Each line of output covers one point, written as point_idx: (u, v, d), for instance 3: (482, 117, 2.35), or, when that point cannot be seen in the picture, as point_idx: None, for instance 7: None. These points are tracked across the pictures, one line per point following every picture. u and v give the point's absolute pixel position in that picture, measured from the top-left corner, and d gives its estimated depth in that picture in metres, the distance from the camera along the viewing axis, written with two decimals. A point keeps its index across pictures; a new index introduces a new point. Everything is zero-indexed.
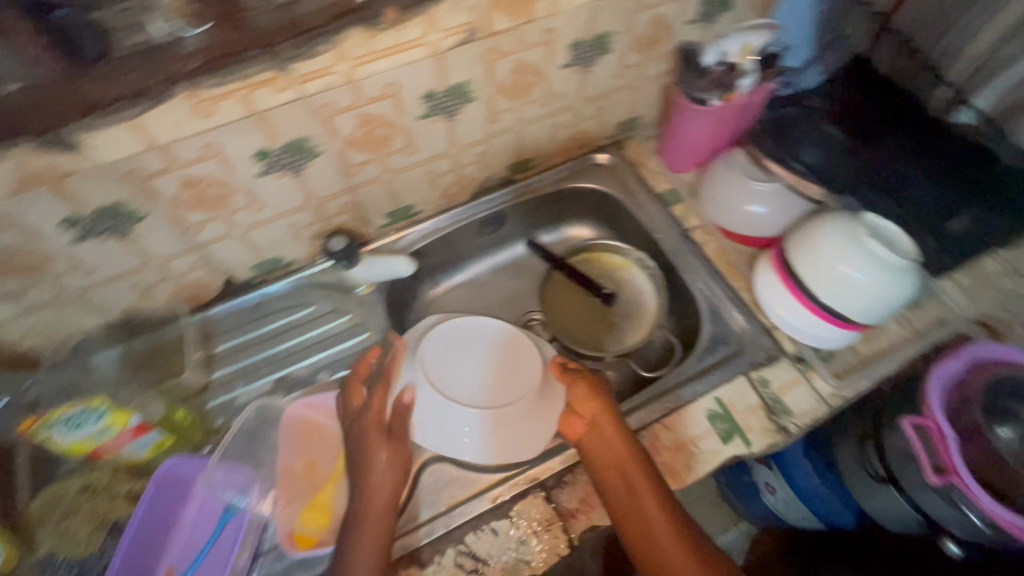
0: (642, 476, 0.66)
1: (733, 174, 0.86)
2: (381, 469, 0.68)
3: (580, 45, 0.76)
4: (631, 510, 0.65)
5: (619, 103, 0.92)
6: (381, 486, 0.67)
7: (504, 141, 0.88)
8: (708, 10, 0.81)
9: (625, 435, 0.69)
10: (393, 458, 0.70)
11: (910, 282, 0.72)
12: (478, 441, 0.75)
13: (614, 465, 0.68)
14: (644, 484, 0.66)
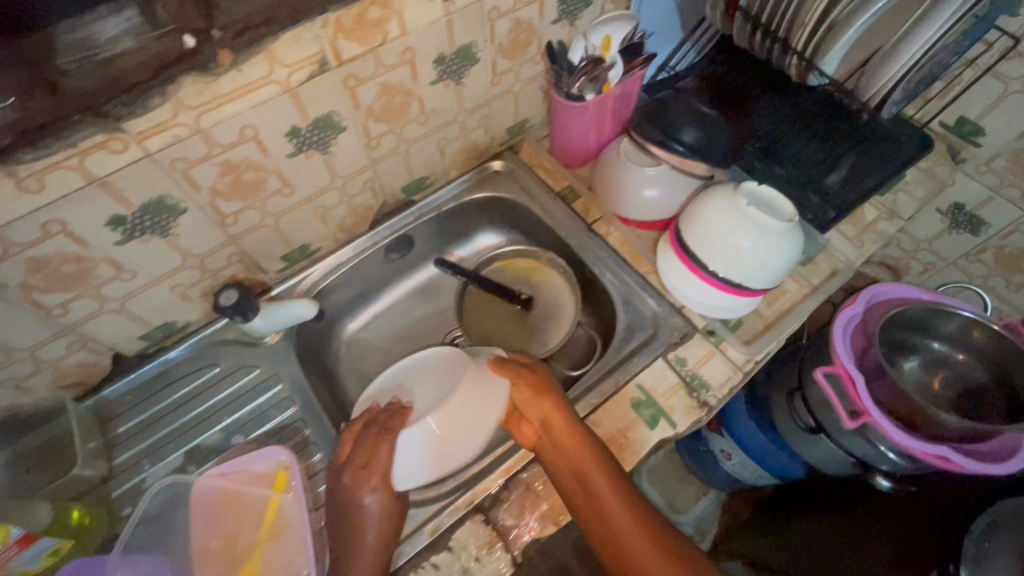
0: (600, 472, 0.66)
1: (622, 163, 0.88)
2: (376, 541, 0.64)
3: (444, 59, 0.76)
4: (592, 511, 0.65)
5: (502, 110, 0.92)
6: (367, 558, 0.63)
7: (391, 164, 0.86)
8: (567, 8, 0.82)
9: (578, 433, 0.69)
10: (384, 525, 0.65)
11: (795, 242, 0.75)
12: (420, 444, 0.69)
13: (574, 469, 0.67)
14: (603, 481, 0.66)
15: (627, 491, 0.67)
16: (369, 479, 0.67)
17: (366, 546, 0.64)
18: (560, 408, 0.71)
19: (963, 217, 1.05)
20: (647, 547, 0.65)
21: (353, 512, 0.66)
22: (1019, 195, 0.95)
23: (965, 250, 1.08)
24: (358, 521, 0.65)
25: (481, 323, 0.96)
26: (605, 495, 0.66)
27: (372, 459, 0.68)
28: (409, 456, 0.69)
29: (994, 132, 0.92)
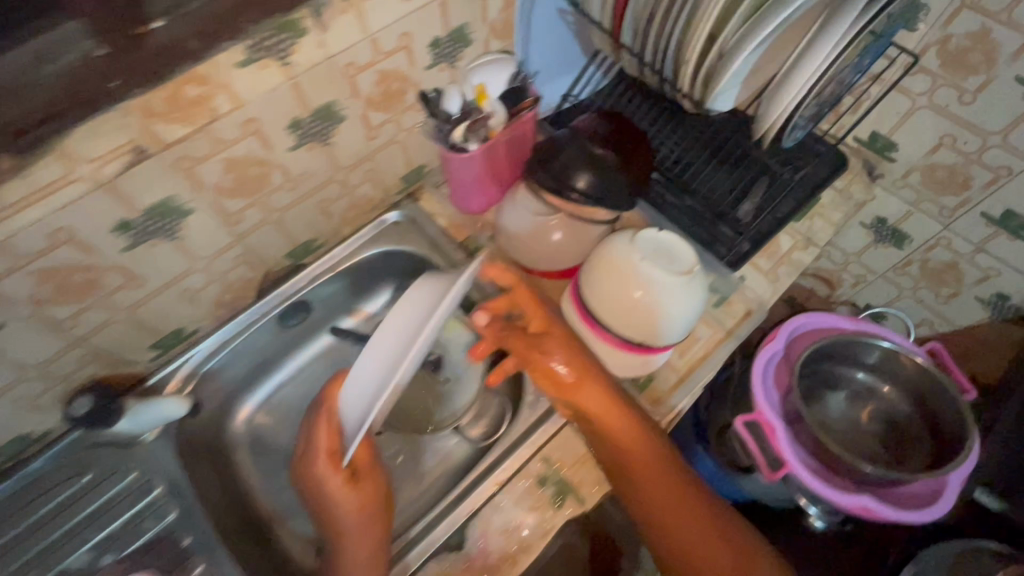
0: (642, 451, 0.67)
1: (520, 213, 0.84)
2: (356, 525, 0.65)
3: (301, 123, 0.68)
4: (630, 473, 0.67)
5: (390, 160, 0.86)
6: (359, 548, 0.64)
7: (266, 234, 0.78)
8: (439, 53, 0.76)
9: (621, 413, 0.67)
10: (359, 506, 0.65)
11: (696, 292, 0.71)
12: (357, 376, 0.61)
13: (607, 435, 0.68)
14: (647, 457, 0.67)
15: (667, 468, 0.68)
16: (318, 463, 0.63)
17: (351, 533, 0.65)
18: (599, 383, 0.69)
19: (886, 230, 1.01)
20: (687, 525, 0.67)
21: (325, 502, 0.65)
22: (937, 209, 0.91)
23: (892, 263, 1.05)
24: (332, 513, 0.65)
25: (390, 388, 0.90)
26: (648, 472, 0.67)
27: (320, 452, 0.63)
28: (350, 399, 0.61)
29: (907, 148, 0.89)
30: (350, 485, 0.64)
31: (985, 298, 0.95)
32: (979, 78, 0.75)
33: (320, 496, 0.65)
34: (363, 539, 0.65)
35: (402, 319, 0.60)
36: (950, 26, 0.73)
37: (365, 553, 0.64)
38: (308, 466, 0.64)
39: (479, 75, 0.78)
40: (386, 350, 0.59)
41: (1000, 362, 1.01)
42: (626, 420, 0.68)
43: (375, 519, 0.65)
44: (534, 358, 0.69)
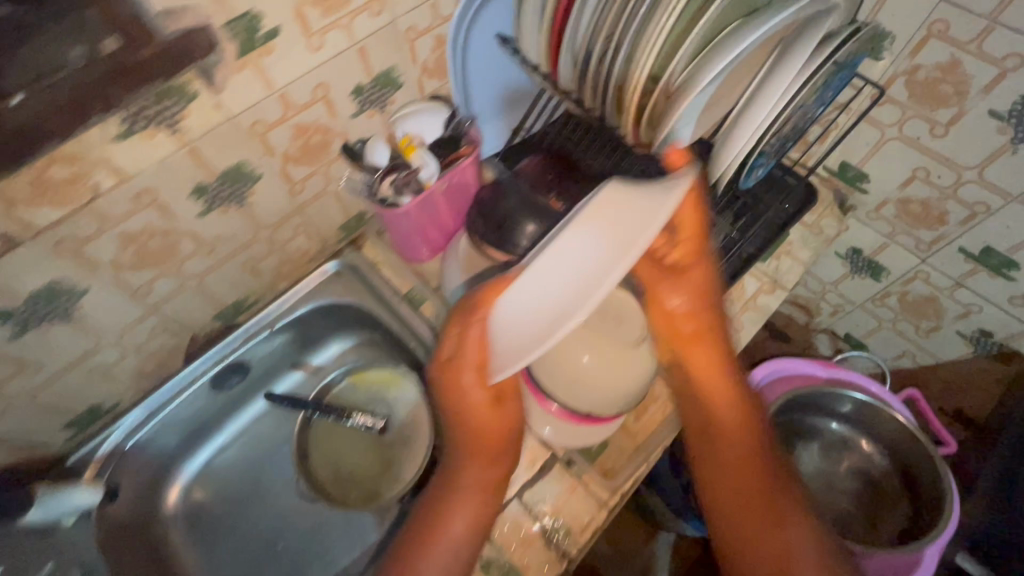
0: (733, 420, 0.65)
1: (463, 268, 0.77)
2: (478, 445, 0.65)
3: (207, 188, 0.63)
4: (718, 429, 0.65)
5: (324, 212, 0.80)
6: (477, 475, 0.65)
7: (186, 301, 0.72)
8: (365, 99, 0.70)
9: (723, 376, 0.66)
10: (488, 429, 0.66)
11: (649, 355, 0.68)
12: (524, 298, 0.51)
13: (708, 384, 0.66)
14: (739, 428, 0.65)
15: (759, 453, 0.63)
16: (465, 371, 0.61)
17: (477, 451, 0.66)
18: (713, 340, 0.67)
19: (862, 262, 0.96)
20: (753, 517, 0.61)
21: (461, 413, 0.66)
22: (913, 242, 0.86)
23: (870, 294, 0.99)
24: (467, 428, 0.66)
25: (334, 454, 0.83)
26: (736, 443, 0.64)
27: (461, 359, 0.61)
28: (511, 323, 0.52)
29: (878, 180, 0.83)
30: (490, 404, 0.65)
31: (967, 334, 0.90)
32: (950, 111, 0.69)
33: (455, 401, 0.66)
34: (489, 463, 0.66)
35: (587, 240, 0.50)
36: (916, 56, 0.67)
37: (489, 476, 0.65)
38: (456, 366, 0.62)
39: (407, 125, 0.72)
40: (552, 284, 0.50)
41: (988, 398, 0.96)
42: (727, 386, 0.66)
43: (503, 448, 0.66)
44: (653, 289, 0.68)
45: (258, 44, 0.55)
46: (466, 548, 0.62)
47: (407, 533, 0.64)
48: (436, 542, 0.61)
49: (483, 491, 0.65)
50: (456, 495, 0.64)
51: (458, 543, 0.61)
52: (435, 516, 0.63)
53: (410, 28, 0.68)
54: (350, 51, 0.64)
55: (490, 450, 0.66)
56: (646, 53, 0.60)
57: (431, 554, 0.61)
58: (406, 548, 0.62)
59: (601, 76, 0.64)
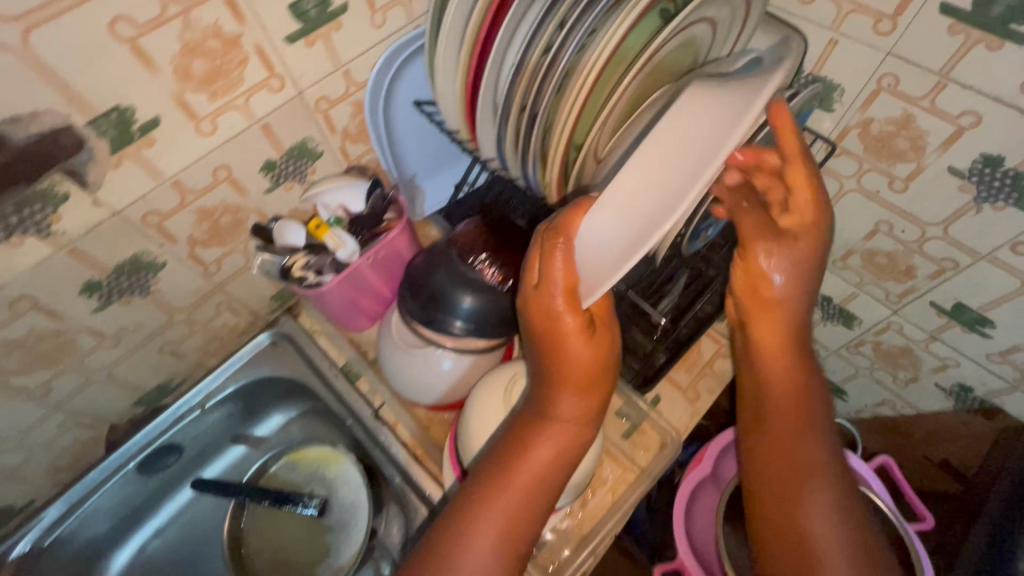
0: (790, 397, 0.55)
1: (395, 344, 0.72)
2: (567, 385, 0.55)
3: (100, 284, 0.58)
4: (770, 397, 0.56)
5: (249, 286, 0.75)
6: (553, 431, 0.55)
7: (96, 392, 0.68)
8: (278, 174, 0.66)
9: (790, 354, 0.55)
10: (578, 367, 0.54)
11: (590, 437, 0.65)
12: (597, 233, 0.49)
13: (775, 345, 0.55)
14: (792, 405, 0.55)
15: (805, 426, 0.55)
16: (555, 303, 0.51)
17: (565, 387, 0.55)
18: (791, 314, 0.54)
19: (834, 309, 0.90)
20: (775, 494, 0.53)
21: (547, 347, 0.54)
22: (883, 293, 0.80)
23: (845, 342, 0.93)
24: (556, 365, 0.54)
25: (271, 537, 0.80)
26: (789, 417, 0.55)
27: (547, 287, 0.51)
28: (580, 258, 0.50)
29: (842, 230, 0.77)
30: (584, 334, 0.52)
31: (946, 387, 0.84)
32: (908, 166, 0.63)
33: (543, 333, 0.53)
34: (579, 401, 0.55)
35: (663, 169, 0.48)
36: (869, 109, 0.62)
37: (567, 423, 0.55)
38: (541, 292, 0.51)
39: (327, 203, 0.69)
40: (624, 218, 0.48)
41: (976, 454, 0.90)
42: (793, 362, 0.55)
43: (590, 387, 0.55)
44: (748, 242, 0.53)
45: (135, 137, 0.51)
46: (535, 504, 0.53)
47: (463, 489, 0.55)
48: (496, 498, 0.53)
49: (571, 430, 0.55)
50: (534, 442, 0.55)
51: (528, 495, 0.53)
52: (500, 468, 0.54)
53: (321, 98, 0.63)
54: (251, 129, 0.59)
55: (578, 392, 0.55)
56: (563, 122, 0.54)
57: (491, 509, 0.52)
58: (460, 506, 0.53)
59: (516, 150, 0.60)
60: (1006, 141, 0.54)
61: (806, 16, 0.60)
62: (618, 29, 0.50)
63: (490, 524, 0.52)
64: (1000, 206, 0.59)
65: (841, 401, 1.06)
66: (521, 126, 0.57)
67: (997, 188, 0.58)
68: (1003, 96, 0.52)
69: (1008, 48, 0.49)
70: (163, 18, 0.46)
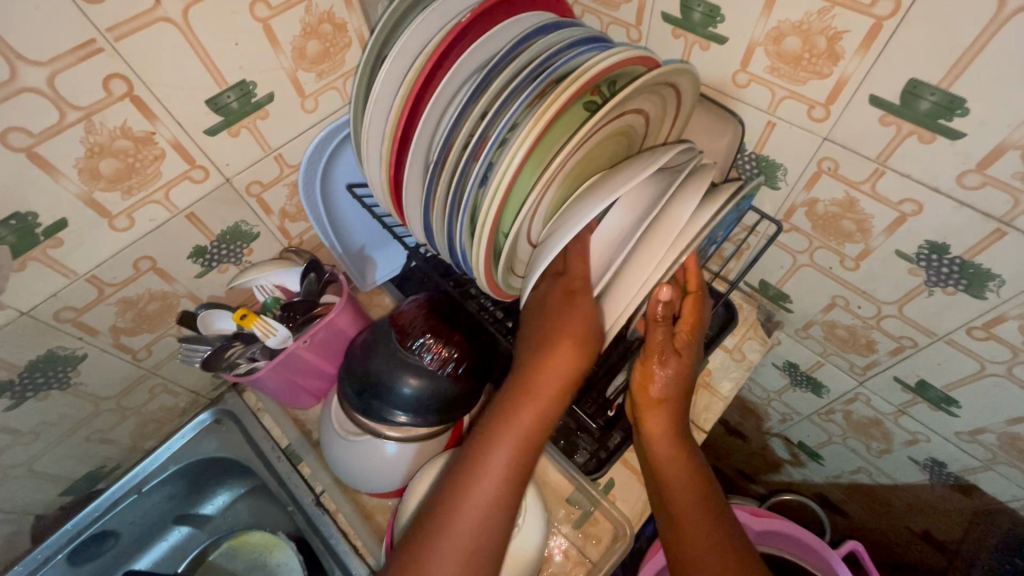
0: (679, 472, 0.55)
1: (336, 431, 0.69)
2: (556, 356, 0.52)
3: (11, 383, 0.56)
4: (671, 470, 0.55)
5: (188, 367, 0.72)
6: (538, 403, 0.51)
7: (16, 486, 0.65)
8: (210, 259, 0.64)
9: (676, 442, 0.57)
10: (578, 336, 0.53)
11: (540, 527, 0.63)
12: (614, 225, 0.56)
13: (666, 432, 0.57)
14: (683, 476, 0.55)
15: (701, 488, 0.54)
16: (574, 295, 0.55)
17: (559, 355, 0.52)
18: (676, 411, 0.58)
19: (801, 376, 0.87)
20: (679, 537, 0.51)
21: (552, 313, 0.54)
22: (847, 364, 0.77)
23: (815, 408, 0.90)
24: (552, 329, 0.53)
25: None
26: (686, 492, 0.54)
27: (573, 277, 0.56)
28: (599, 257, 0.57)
29: (800, 301, 0.75)
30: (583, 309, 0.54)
31: (920, 461, 0.80)
32: (857, 246, 0.61)
33: (549, 312, 0.54)
34: (569, 366, 0.52)
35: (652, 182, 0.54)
36: (812, 189, 0.61)
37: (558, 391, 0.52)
38: (569, 274, 0.56)
39: (259, 289, 0.67)
40: (640, 205, 0.54)
41: (956, 528, 0.86)
42: (679, 454, 0.56)
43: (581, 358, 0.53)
44: (648, 352, 0.57)
45: (40, 240, 0.49)
46: (526, 461, 0.50)
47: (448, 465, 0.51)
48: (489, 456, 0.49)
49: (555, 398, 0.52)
50: (527, 398, 0.51)
51: (509, 475, 0.49)
52: (490, 428, 0.50)
53: (252, 183, 0.62)
54: (175, 220, 0.58)
55: (567, 362, 0.52)
56: (485, 208, 0.52)
57: (488, 468, 0.49)
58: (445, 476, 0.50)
59: (436, 232, 0.58)
60: (949, 229, 0.52)
61: (739, 98, 0.59)
62: (536, 122, 0.48)
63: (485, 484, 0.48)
64: (951, 290, 0.57)
65: (819, 464, 1.02)
66: (445, 198, 0.54)
67: (945, 274, 0.56)
68: (941, 187, 0.50)
69: (940, 141, 0.47)
70: (62, 125, 0.45)
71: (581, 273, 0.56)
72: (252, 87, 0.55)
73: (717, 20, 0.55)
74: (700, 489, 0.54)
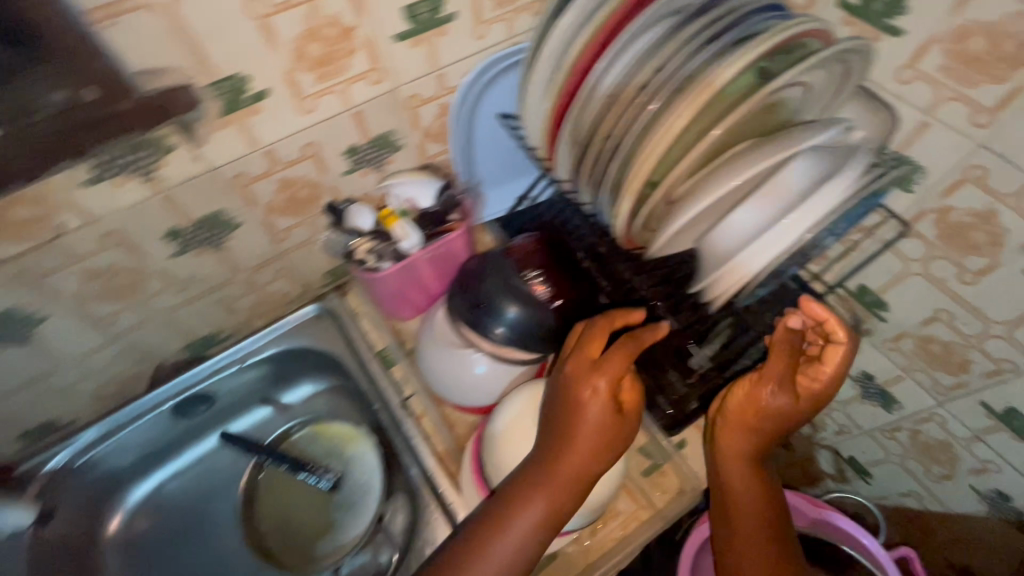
0: (744, 498, 0.65)
1: (435, 340, 0.74)
2: (568, 453, 0.57)
3: (180, 233, 0.62)
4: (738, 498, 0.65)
5: (309, 260, 0.78)
6: (554, 486, 0.57)
7: (152, 331, 0.72)
8: (359, 159, 0.69)
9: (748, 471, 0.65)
10: (594, 427, 0.57)
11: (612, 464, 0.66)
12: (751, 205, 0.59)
13: (745, 461, 0.65)
14: (746, 501, 0.65)
15: (751, 515, 0.65)
16: (598, 378, 0.58)
17: (573, 445, 0.57)
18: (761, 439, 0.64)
19: (875, 389, 0.87)
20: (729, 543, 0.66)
21: (571, 413, 0.58)
22: (931, 382, 0.78)
23: (879, 424, 0.91)
24: (571, 425, 0.58)
25: (278, 500, 0.82)
26: (744, 514, 0.65)
27: (607, 368, 0.58)
28: (722, 229, 0.61)
29: (899, 311, 0.75)
30: (605, 401, 0.57)
31: (982, 491, 0.81)
32: (982, 260, 0.62)
33: (572, 395, 0.59)
34: (578, 460, 0.57)
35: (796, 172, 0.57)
36: (950, 197, 0.61)
37: (568, 478, 0.57)
38: (599, 368, 0.59)
39: (398, 193, 0.71)
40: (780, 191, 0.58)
41: (999, 563, 0.87)
42: (747, 479, 0.65)
43: (596, 448, 0.57)
44: (766, 380, 0.62)
45: (244, 105, 0.55)
46: (526, 551, 0.58)
47: (469, 526, 0.60)
48: (502, 538, 0.57)
49: (563, 487, 0.57)
50: (539, 489, 0.57)
51: (524, 545, 0.57)
52: (502, 510, 0.58)
53: (413, 95, 0.67)
54: (345, 114, 0.62)
55: (574, 459, 0.57)
56: (642, 158, 0.56)
57: (499, 546, 0.57)
58: (468, 536, 0.59)
59: (586, 172, 0.63)
60: None
61: (899, 94, 0.60)
62: (716, 83, 0.51)
63: (500, 559, 0.57)
64: None
65: (865, 483, 1.03)
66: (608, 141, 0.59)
67: None
68: None
69: None
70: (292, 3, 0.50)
71: (616, 359, 0.58)
72: (441, 3, 0.59)
73: (899, 11, 0.56)
74: (757, 515, 0.65)
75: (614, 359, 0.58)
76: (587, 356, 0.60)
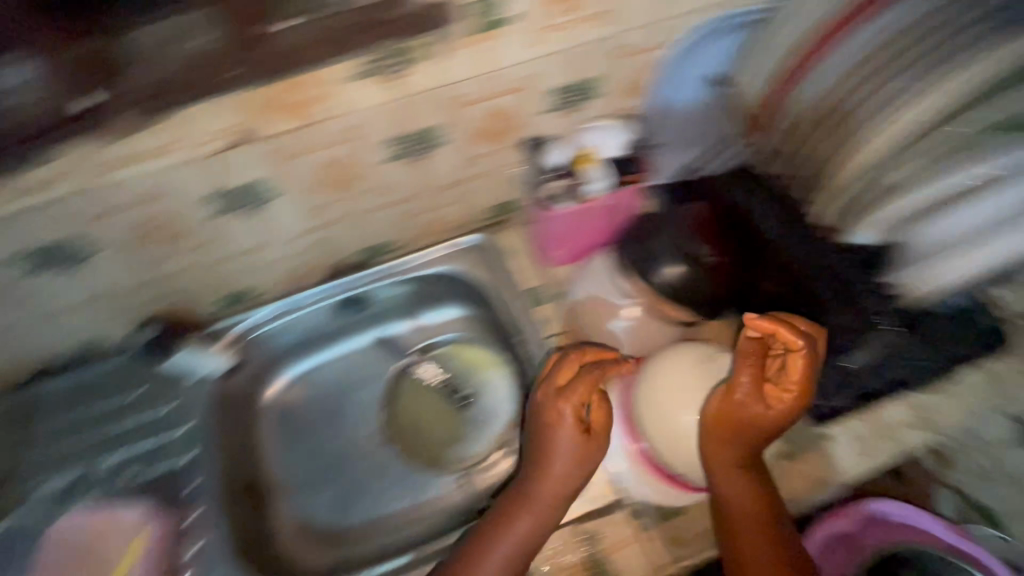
0: (740, 508, 0.64)
1: (592, 286, 0.77)
2: (546, 473, 0.65)
3: (400, 139, 0.69)
4: (734, 511, 0.64)
5: (484, 191, 0.83)
6: (542, 493, 0.65)
7: (344, 228, 0.80)
8: (560, 100, 0.72)
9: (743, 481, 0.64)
10: (563, 448, 0.65)
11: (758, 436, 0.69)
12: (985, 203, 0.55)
13: (735, 471, 0.64)
14: (743, 511, 0.64)
15: (753, 522, 0.64)
16: (565, 408, 0.65)
17: (548, 464, 0.65)
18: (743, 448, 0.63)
19: None
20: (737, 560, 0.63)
21: (543, 437, 0.66)
22: None
23: None
24: (546, 444, 0.65)
25: (416, 406, 0.89)
26: (743, 527, 0.64)
27: (577, 396, 0.65)
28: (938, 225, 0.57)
29: None
30: (574, 428, 0.64)
31: None
32: None
33: (542, 423, 0.66)
34: (552, 475, 0.65)
35: None
36: None
37: (549, 493, 0.65)
38: (564, 395, 0.65)
39: (589, 138, 0.74)
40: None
41: None
42: (743, 489, 0.64)
43: (570, 466, 0.65)
44: (729, 392, 0.63)
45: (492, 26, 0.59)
46: (519, 562, 0.64)
47: (466, 538, 0.67)
48: (495, 547, 0.64)
49: (544, 501, 0.66)
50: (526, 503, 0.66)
51: (514, 550, 0.64)
52: (494, 521, 0.66)
53: (630, 45, 0.68)
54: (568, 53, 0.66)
55: (551, 474, 0.65)
56: (855, 147, 0.62)
57: (490, 554, 0.64)
58: (465, 545, 0.66)
59: (800, 150, 0.68)
60: None
61: None
62: (960, 83, 0.54)
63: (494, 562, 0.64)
64: None
65: None
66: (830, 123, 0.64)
67: None
68: None
69: None
70: None
71: (581, 389, 0.65)
72: None
73: None
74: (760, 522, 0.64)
75: (580, 386, 0.65)
76: (556, 386, 0.67)
